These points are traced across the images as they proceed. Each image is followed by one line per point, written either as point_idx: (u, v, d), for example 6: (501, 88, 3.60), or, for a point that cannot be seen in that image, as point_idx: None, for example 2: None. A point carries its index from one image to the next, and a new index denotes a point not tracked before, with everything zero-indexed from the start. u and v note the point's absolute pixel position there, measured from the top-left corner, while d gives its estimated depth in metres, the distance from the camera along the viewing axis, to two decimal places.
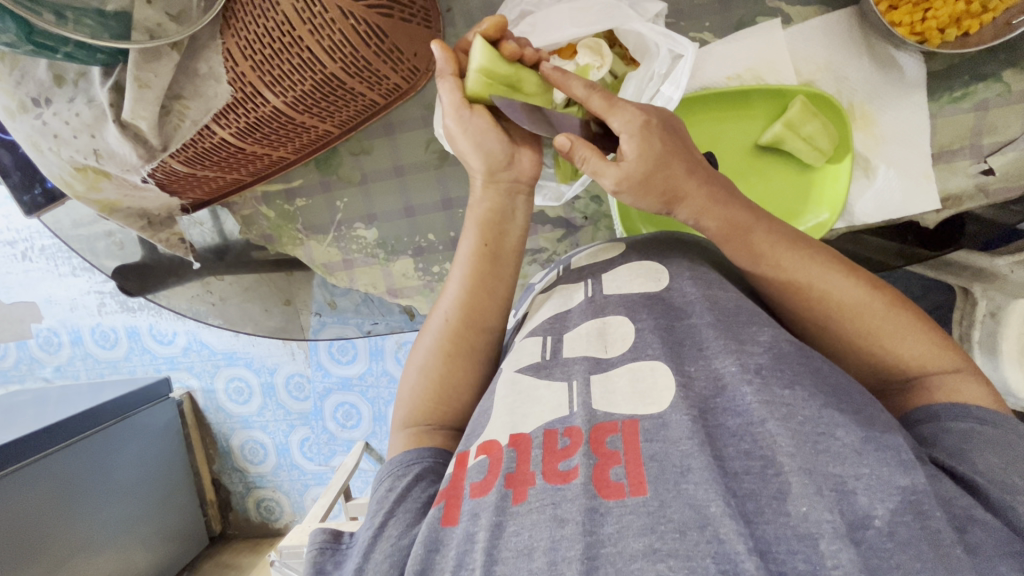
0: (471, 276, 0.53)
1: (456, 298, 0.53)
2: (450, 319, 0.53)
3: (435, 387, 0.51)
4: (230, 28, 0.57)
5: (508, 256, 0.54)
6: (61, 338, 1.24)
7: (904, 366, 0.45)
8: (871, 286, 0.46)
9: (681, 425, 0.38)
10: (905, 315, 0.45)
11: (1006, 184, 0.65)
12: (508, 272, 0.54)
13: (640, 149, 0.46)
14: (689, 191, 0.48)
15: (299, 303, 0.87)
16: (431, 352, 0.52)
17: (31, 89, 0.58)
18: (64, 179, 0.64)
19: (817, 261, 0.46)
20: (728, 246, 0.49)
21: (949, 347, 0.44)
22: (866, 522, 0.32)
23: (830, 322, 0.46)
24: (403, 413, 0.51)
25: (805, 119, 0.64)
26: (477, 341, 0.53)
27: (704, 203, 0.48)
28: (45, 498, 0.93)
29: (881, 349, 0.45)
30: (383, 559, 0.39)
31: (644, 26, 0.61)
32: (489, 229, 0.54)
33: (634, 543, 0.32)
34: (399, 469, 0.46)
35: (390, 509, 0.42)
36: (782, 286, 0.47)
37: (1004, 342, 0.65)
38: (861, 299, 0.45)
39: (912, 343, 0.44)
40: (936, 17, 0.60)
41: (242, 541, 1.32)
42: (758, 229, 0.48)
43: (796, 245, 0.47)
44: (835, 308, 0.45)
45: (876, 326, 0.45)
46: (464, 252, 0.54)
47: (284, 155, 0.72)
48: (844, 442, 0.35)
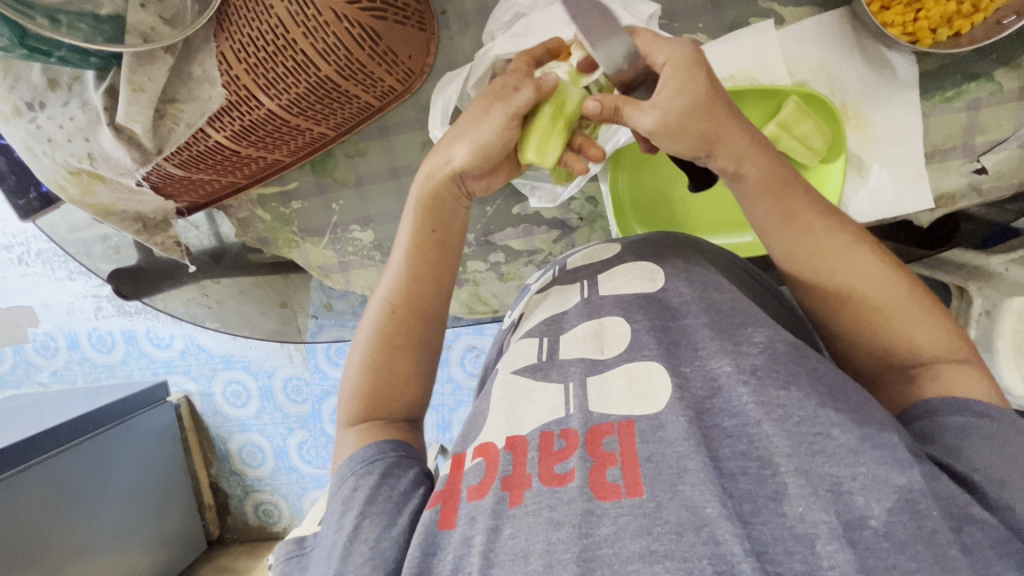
0: (416, 264, 0.53)
1: (396, 285, 0.53)
2: (394, 307, 0.52)
3: (376, 378, 0.51)
4: (224, 32, 0.56)
5: (453, 242, 0.55)
6: (58, 342, 1.24)
7: (914, 351, 0.45)
8: (891, 266, 0.46)
9: (678, 426, 0.38)
10: (920, 301, 0.45)
11: (998, 184, 0.65)
12: (450, 260, 0.55)
13: (681, 85, 0.44)
14: (728, 134, 0.46)
15: (296, 305, 0.88)
16: (369, 347, 0.52)
17: (25, 94, 0.59)
18: (59, 183, 0.65)
19: (848, 236, 0.47)
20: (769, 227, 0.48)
21: (960, 338, 0.45)
22: (863, 522, 0.32)
23: (851, 296, 0.46)
24: (348, 411, 0.50)
25: (799, 118, 0.64)
26: (426, 331, 0.53)
27: (743, 150, 0.46)
28: (42, 504, 0.93)
29: (892, 334, 0.45)
30: (364, 562, 0.38)
31: (638, 27, 0.61)
32: (436, 215, 0.53)
33: (631, 544, 0.32)
34: (362, 466, 0.45)
35: (362, 511, 0.41)
36: (807, 255, 0.47)
37: (1000, 339, 0.65)
38: (882, 281, 0.45)
39: (923, 330, 0.44)
40: (928, 17, 0.60)
41: (240, 545, 1.31)
42: (796, 195, 0.47)
43: (829, 218, 0.47)
44: (857, 282, 0.45)
45: (892, 306, 0.45)
46: (407, 236, 0.54)
47: (280, 157, 0.72)
48: (841, 441, 0.36)
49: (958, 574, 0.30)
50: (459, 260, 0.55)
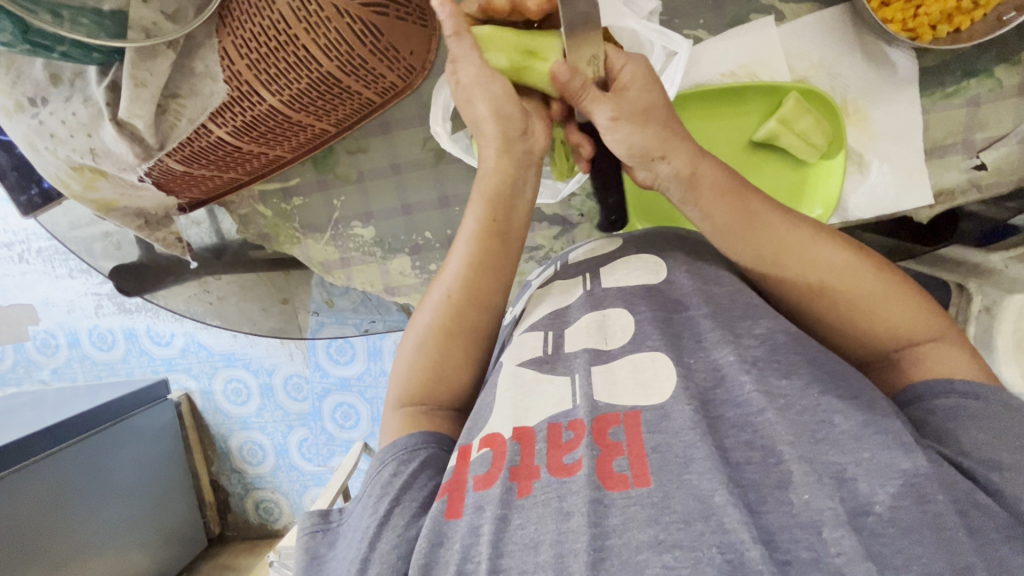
0: (477, 253, 0.52)
1: (456, 273, 0.52)
2: (451, 296, 0.52)
3: (434, 367, 0.51)
4: (226, 27, 0.57)
5: (511, 231, 0.54)
6: (58, 340, 1.24)
7: (897, 333, 0.44)
8: (847, 248, 0.46)
9: (683, 416, 0.38)
10: (891, 280, 0.45)
11: (998, 179, 0.65)
12: (513, 251, 0.54)
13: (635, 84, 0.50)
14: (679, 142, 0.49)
15: (297, 302, 0.87)
16: (429, 330, 0.52)
17: (28, 89, 0.59)
18: (61, 178, 0.64)
19: (801, 228, 0.46)
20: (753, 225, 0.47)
21: (931, 311, 0.45)
22: (868, 508, 0.32)
23: (826, 290, 0.45)
24: (399, 394, 0.51)
25: (799, 114, 0.65)
26: (479, 318, 0.52)
27: (693, 155, 0.48)
28: (44, 500, 0.93)
29: (879, 324, 0.44)
30: (389, 551, 0.39)
31: (639, 23, 0.62)
32: (498, 205, 0.53)
33: (639, 534, 0.33)
34: (403, 453, 0.46)
35: (396, 497, 0.42)
36: (774, 252, 0.46)
37: (999, 337, 0.65)
38: (849, 266, 0.45)
39: (903, 310, 0.44)
40: (928, 13, 0.60)
41: (242, 542, 1.32)
42: (746, 191, 0.48)
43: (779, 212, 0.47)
44: (828, 274, 0.45)
45: (867, 292, 0.44)
46: (471, 225, 0.53)
47: (282, 153, 0.72)
48: (843, 428, 0.36)
49: (964, 558, 0.30)
50: (519, 251, 0.55)
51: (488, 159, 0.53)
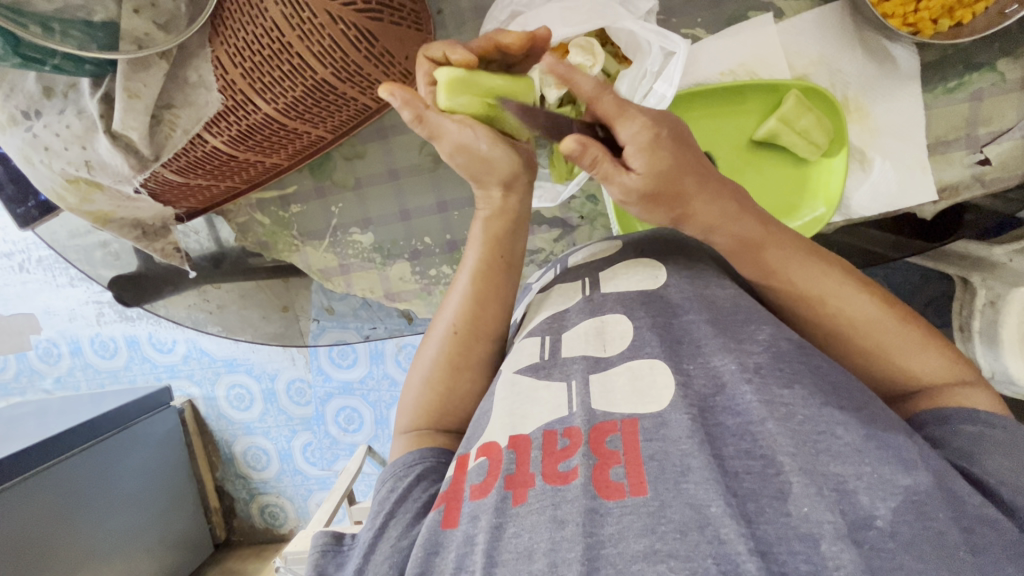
0: (480, 289, 0.52)
1: (458, 308, 0.52)
2: (458, 331, 0.52)
3: (439, 400, 0.51)
4: (219, 36, 0.56)
5: (517, 264, 0.54)
6: (60, 349, 1.24)
7: (912, 380, 0.44)
8: (846, 278, 0.45)
9: (681, 424, 0.37)
10: (920, 333, 0.44)
11: (1002, 174, 0.64)
12: (513, 283, 0.54)
13: (652, 166, 0.41)
14: (697, 209, 0.44)
15: (297, 309, 0.88)
16: (433, 364, 0.52)
17: (20, 102, 0.58)
18: (57, 191, 0.65)
19: (834, 278, 0.45)
20: (736, 260, 0.47)
21: (960, 361, 0.44)
22: (868, 522, 0.32)
23: (844, 336, 0.45)
24: (406, 418, 0.51)
25: (799, 113, 0.64)
26: (485, 351, 0.52)
27: (713, 221, 0.44)
28: (47, 510, 0.93)
29: (862, 353, 0.45)
30: (382, 561, 0.39)
31: (635, 24, 0.60)
32: (502, 244, 0.52)
33: (634, 544, 0.32)
34: (401, 470, 0.46)
35: (391, 510, 0.43)
36: (796, 299, 0.46)
37: (1003, 331, 0.64)
38: (836, 296, 0.45)
39: (891, 342, 0.44)
40: (928, 8, 0.60)
41: (247, 548, 1.31)
42: (770, 246, 0.45)
43: (813, 259, 0.46)
44: (848, 324, 0.45)
45: (886, 343, 0.44)
46: (471, 262, 0.53)
47: (278, 161, 0.71)
48: (845, 440, 0.35)
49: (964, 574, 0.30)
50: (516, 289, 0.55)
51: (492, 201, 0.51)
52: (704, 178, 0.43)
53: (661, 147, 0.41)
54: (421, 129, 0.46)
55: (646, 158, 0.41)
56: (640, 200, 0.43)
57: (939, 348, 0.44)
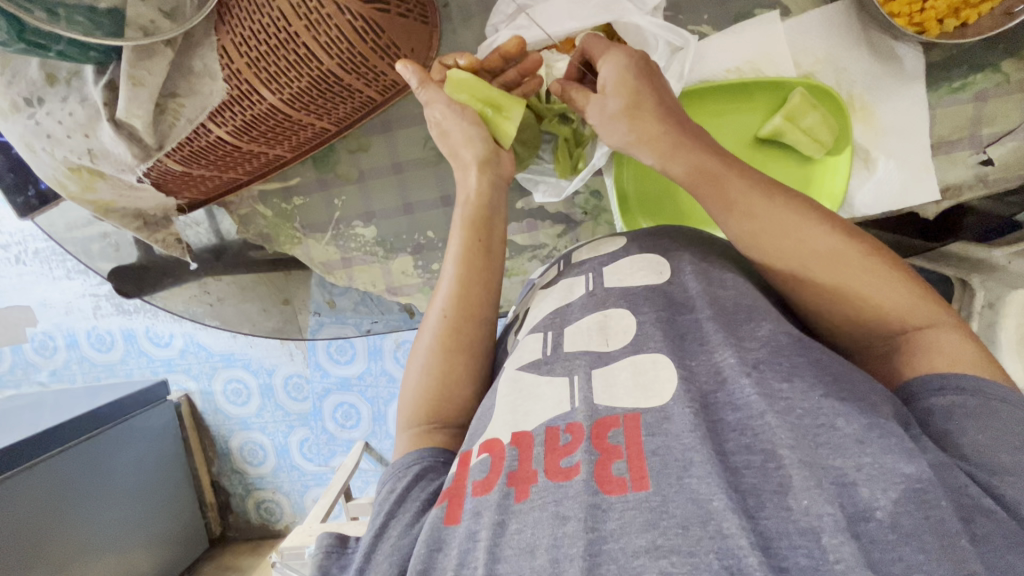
0: (464, 273, 0.53)
1: (447, 292, 0.53)
2: (448, 316, 0.52)
3: (438, 385, 0.51)
4: (225, 25, 0.56)
5: (497, 253, 0.56)
6: (56, 341, 1.23)
7: (880, 318, 0.44)
8: (800, 210, 0.46)
9: (683, 418, 0.37)
10: (879, 263, 0.44)
11: (1005, 175, 0.65)
12: (498, 265, 0.55)
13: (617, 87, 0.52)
14: (655, 134, 0.50)
15: (297, 303, 0.87)
16: (429, 352, 0.52)
17: (23, 89, 0.58)
18: (59, 179, 0.64)
19: (790, 209, 0.46)
20: (699, 192, 0.49)
21: (927, 299, 0.43)
22: (868, 515, 0.32)
23: (804, 270, 0.45)
24: (408, 414, 0.51)
25: (805, 110, 0.64)
26: (477, 329, 0.53)
27: (670, 147, 0.49)
28: (41, 503, 0.92)
29: (826, 290, 0.45)
30: (384, 560, 0.39)
31: (643, 19, 0.61)
32: (479, 226, 0.55)
33: (636, 539, 0.32)
34: (399, 471, 0.46)
35: (391, 510, 0.42)
36: (754, 233, 0.47)
37: (1002, 333, 0.61)
38: (799, 230, 0.45)
39: (850, 271, 0.44)
40: (935, 7, 0.60)
41: (243, 543, 1.31)
42: (726, 174, 0.48)
43: (769, 192, 0.47)
44: (805, 255, 0.45)
45: (845, 273, 0.44)
46: (454, 249, 0.55)
47: (282, 153, 0.71)
48: (845, 432, 0.35)
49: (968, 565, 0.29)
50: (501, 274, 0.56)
51: (468, 184, 0.57)
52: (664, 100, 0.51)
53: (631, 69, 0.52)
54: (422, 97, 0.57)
55: (616, 80, 0.52)
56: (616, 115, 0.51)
57: (901, 281, 0.44)
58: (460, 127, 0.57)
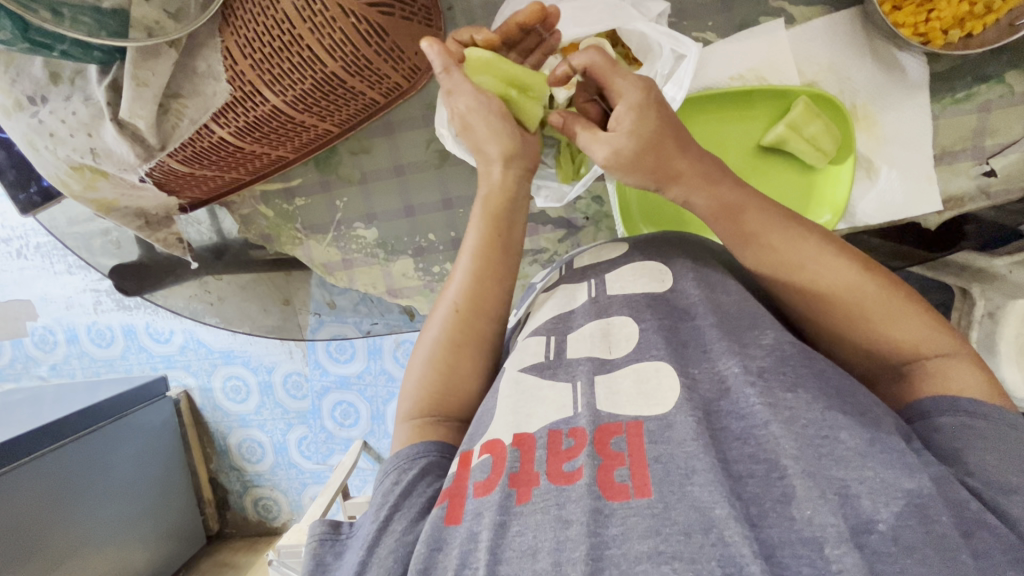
0: (481, 265, 0.53)
1: (463, 285, 0.53)
2: (460, 307, 0.52)
3: (443, 377, 0.51)
4: (229, 26, 0.56)
5: (515, 249, 0.55)
6: (56, 336, 1.23)
7: (898, 350, 0.44)
8: (821, 243, 0.46)
9: (686, 426, 0.37)
10: (899, 296, 0.44)
11: (1007, 186, 0.64)
12: (515, 260, 0.55)
13: (634, 126, 0.46)
14: (682, 170, 0.47)
15: (297, 302, 0.87)
16: (437, 342, 0.52)
17: (27, 87, 0.58)
18: (61, 178, 0.64)
19: (810, 241, 0.45)
20: (717, 224, 0.48)
21: (944, 329, 0.44)
22: (870, 526, 0.32)
23: (826, 304, 0.45)
24: (409, 403, 0.51)
25: (808, 119, 0.64)
26: (486, 326, 0.53)
27: (698, 184, 0.48)
28: (40, 497, 0.92)
29: (847, 323, 0.45)
30: (388, 556, 0.39)
31: (647, 26, 0.60)
32: (501, 218, 0.54)
33: (638, 545, 0.32)
34: (405, 462, 0.46)
35: (397, 503, 0.42)
36: (774, 265, 0.46)
37: (1001, 343, 0.65)
38: (817, 264, 0.45)
39: (872, 305, 0.43)
40: (940, 18, 0.60)
41: (240, 540, 1.31)
42: (749, 207, 0.47)
43: (789, 222, 0.46)
44: (827, 290, 0.44)
45: (867, 307, 0.43)
46: (473, 241, 0.54)
47: (284, 154, 0.71)
48: (848, 445, 0.35)
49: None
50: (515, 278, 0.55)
51: (492, 179, 0.55)
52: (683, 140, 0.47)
53: (649, 110, 0.46)
54: (445, 81, 0.53)
55: (632, 117, 0.46)
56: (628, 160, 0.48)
57: (920, 313, 0.44)
58: (487, 123, 0.54)
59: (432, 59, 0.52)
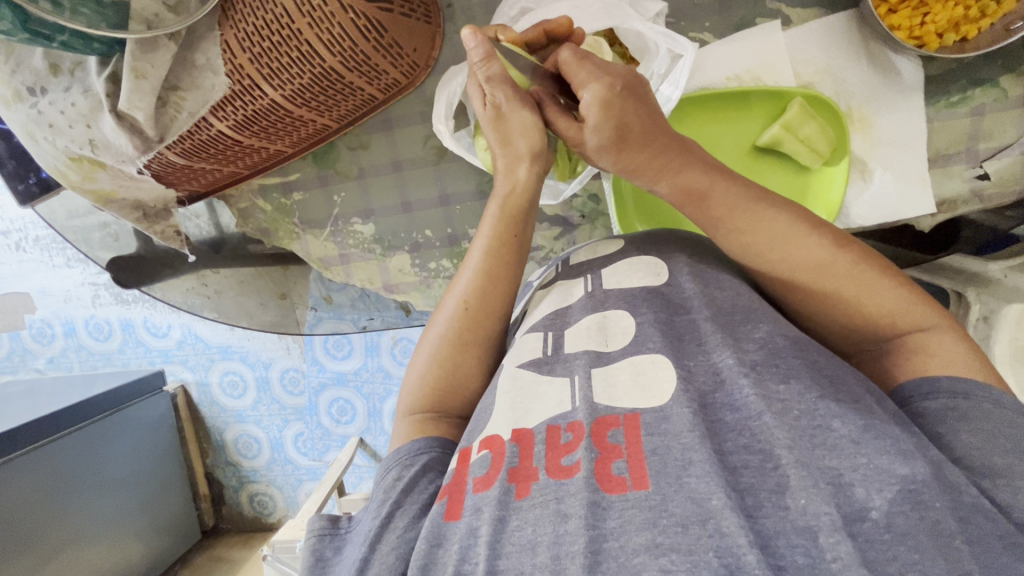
0: (491, 265, 0.53)
1: (470, 283, 0.53)
2: (469, 306, 0.52)
3: (444, 376, 0.51)
4: (229, 20, 0.56)
5: (525, 248, 0.55)
6: (54, 329, 1.23)
7: (874, 326, 0.44)
8: (789, 220, 0.45)
9: (682, 418, 0.38)
10: (873, 270, 0.43)
11: (1000, 190, 0.65)
12: (522, 260, 0.55)
13: (600, 121, 0.47)
14: (640, 162, 0.48)
15: (295, 297, 0.87)
16: (439, 341, 0.52)
17: (26, 78, 0.58)
18: (60, 169, 0.64)
19: (777, 221, 0.45)
20: (685, 209, 0.49)
21: (921, 303, 0.43)
22: (863, 514, 0.32)
23: (796, 283, 0.45)
24: (409, 400, 0.51)
25: (802, 120, 0.64)
26: (493, 327, 0.53)
27: (657, 173, 0.48)
28: (34, 490, 0.92)
29: (821, 302, 0.45)
30: (389, 552, 0.39)
31: (644, 26, 0.61)
32: (514, 219, 0.54)
33: (636, 537, 0.33)
34: (407, 457, 0.46)
35: (399, 500, 0.42)
36: (744, 248, 0.47)
37: (995, 346, 0.63)
38: (784, 244, 0.45)
39: (843, 285, 0.44)
40: (935, 22, 0.60)
41: (236, 535, 1.31)
42: (715, 192, 0.47)
43: (755, 203, 0.46)
44: (797, 270, 0.45)
45: (838, 286, 0.44)
46: (485, 238, 0.54)
47: (282, 148, 0.72)
48: (841, 433, 0.36)
49: (962, 564, 0.30)
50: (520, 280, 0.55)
51: (513, 177, 0.55)
52: (650, 134, 0.47)
53: (614, 105, 0.46)
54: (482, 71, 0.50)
55: (597, 113, 0.46)
56: (600, 148, 0.49)
57: (895, 287, 0.43)
58: (520, 118, 0.53)
59: (472, 49, 0.50)
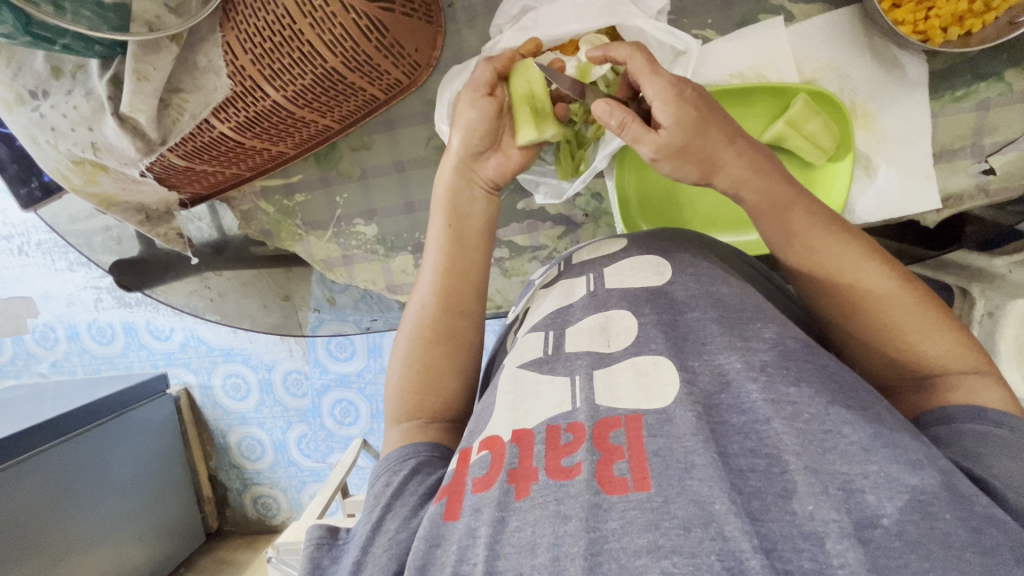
0: (445, 262, 0.55)
1: (430, 286, 0.54)
2: (426, 307, 0.53)
3: (421, 377, 0.51)
4: (230, 21, 0.56)
5: (477, 241, 0.56)
6: (57, 333, 1.23)
7: (923, 362, 0.44)
8: (861, 249, 0.46)
9: (685, 421, 0.37)
10: (931, 311, 0.44)
11: (1006, 185, 0.64)
12: (478, 255, 0.56)
13: (675, 116, 0.47)
14: (726, 160, 0.48)
15: (298, 299, 0.87)
16: (409, 344, 0.53)
17: (29, 82, 0.58)
18: (62, 173, 0.64)
19: (854, 250, 0.46)
20: (761, 223, 0.49)
21: (973, 349, 0.43)
22: (874, 521, 0.32)
23: (854, 308, 0.46)
24: (395, 406, 0.51)
25: (807, 116, 0.64)
26: (457, 324, 0.53)
27: (742, 174, 0.48)
28: (37, 496, 0.92)
29: (875, 330, 0.45)
30: (381, 554, 0.39)
31: (645, 23, 0.62)
32: (455, 213, 0.56)
33: (638, 539, 0.32)
34: (395, 464, 0.46)
35: (388, 503, 0.42)
36: (811, 269, 0.47)
37: (1001, 342, 0.64)
38: (855, 269, 0.45)
39: (903, 317, 0.44)
40: (939, 16, 0.60)
41: (240, 538, 1.31)
42: (798, 206, 0.47)
43: (833, 230, 0.47)
44: (861, 296, 0.45)
45: (898, 318, 0.44)
46: (436, 235, 0.56)
47: (284, 149, 0.72)
48: (852, 440, 0.35)
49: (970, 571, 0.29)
50: (485, 275, 0.56)
51: (444, 177, 0.58)
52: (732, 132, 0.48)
53: (687, 100, 0.47)
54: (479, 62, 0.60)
55: (671, 108, 0.47)
56: (671, 151, 0.48)
57: (952, 331, 0.43)
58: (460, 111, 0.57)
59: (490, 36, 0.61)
